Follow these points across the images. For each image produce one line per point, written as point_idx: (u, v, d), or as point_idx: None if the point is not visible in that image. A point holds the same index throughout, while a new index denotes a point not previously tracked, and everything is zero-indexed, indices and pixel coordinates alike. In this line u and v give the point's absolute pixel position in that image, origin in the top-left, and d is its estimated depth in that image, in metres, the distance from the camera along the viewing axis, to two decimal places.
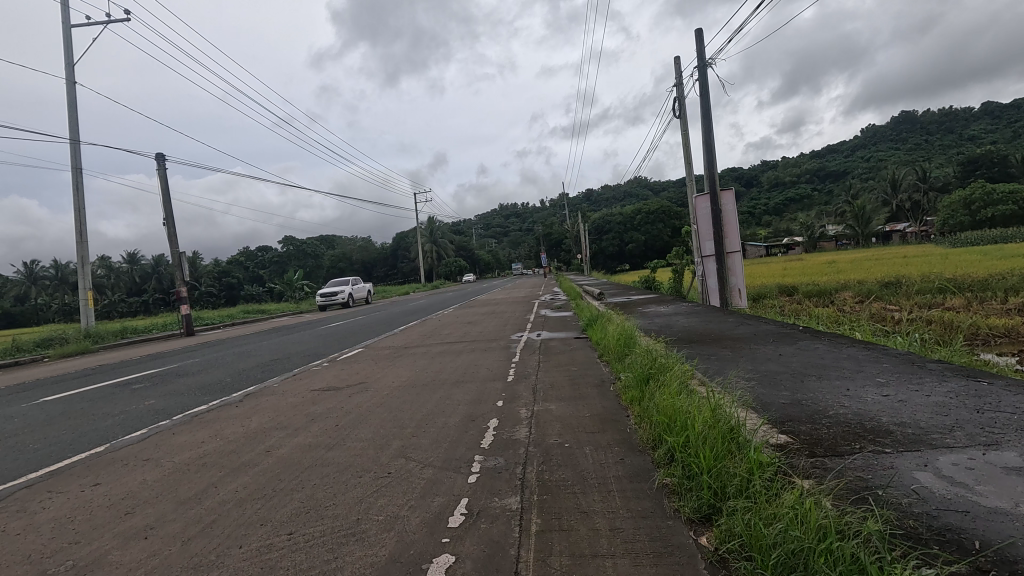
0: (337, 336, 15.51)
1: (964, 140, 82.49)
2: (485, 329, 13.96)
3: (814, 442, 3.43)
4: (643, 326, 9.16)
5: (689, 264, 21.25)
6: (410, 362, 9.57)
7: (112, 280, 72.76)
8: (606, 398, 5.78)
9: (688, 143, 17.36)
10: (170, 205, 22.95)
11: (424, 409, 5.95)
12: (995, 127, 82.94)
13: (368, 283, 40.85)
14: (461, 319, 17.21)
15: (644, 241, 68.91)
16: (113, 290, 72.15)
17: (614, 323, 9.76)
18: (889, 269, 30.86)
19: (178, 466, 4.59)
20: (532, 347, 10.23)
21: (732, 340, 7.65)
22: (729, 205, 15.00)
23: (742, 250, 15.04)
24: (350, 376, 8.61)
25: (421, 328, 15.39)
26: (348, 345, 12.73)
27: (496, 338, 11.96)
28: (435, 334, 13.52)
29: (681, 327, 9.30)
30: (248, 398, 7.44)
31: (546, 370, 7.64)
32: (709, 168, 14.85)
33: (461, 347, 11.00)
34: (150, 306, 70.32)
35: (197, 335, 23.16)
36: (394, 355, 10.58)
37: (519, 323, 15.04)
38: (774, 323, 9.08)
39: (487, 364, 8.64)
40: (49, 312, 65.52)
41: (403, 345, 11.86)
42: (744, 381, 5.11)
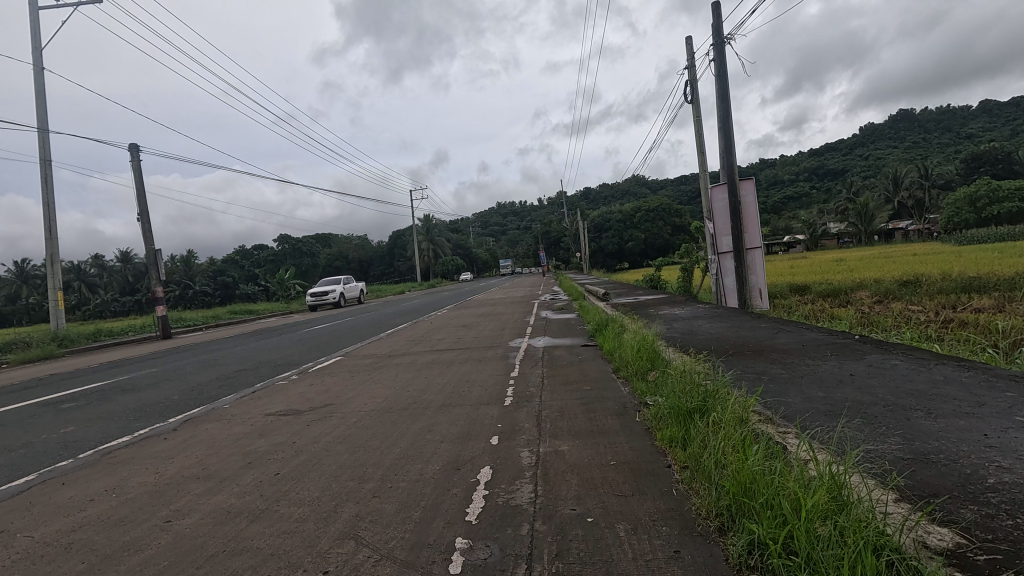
0: (317, 341, 14.13)
1: (965, 137, 81.66)
2: (480, 333, 12.57)
3: (1014, 555, 2.06)
4: (666, 333, 7.79)
5: (699, 261, 19.91)
6: (391, 376, 8.17)
7: (105, 279, 71.62)
8: (634, 435, 4.39)
9: (700, 131, 16.01)
10: (145, 200, 21.55)
11: (395, 448, 4.55)
12: (995, 125, 82.14)
13: (361, 283, 39.51)
14: (454, 322, 15.83)
15: (644, 239, 67.65)
16: (105, 289, 71.00)
17: (630, 329, 8.40)
18: (902, 267, 29.65)
19: (32, 549, 3.19)
20: (534, 357, 8.84)
21: (779, 353, 6.26)
22: (749, 197, 13.63)
23: (763, 246, 13.69)
24: (318, 395, 7.21)
25: (410, 331, 14.00)
26: (326, 353, 11.33)
27: (492, 345, 10.56)
28: (424, 340, 12.13)
29: (708, 335, 7.94)
30: (186, 425, 6.03)
31: (553, 390, 6.23)
32: (727, 156, 13.48)
33: (452, 356, 9.60)
34: (143, 305, 69.06)
35: (175, 337, 21.75)
36: (376, 366, 9.21)
37: (519, 326, 13.63)
38: (818, 330, 7.72)
39: (481, 379, 7.24)
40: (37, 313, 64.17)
41: (386, 354, 10.45)
42: (831, 421, 3.70)
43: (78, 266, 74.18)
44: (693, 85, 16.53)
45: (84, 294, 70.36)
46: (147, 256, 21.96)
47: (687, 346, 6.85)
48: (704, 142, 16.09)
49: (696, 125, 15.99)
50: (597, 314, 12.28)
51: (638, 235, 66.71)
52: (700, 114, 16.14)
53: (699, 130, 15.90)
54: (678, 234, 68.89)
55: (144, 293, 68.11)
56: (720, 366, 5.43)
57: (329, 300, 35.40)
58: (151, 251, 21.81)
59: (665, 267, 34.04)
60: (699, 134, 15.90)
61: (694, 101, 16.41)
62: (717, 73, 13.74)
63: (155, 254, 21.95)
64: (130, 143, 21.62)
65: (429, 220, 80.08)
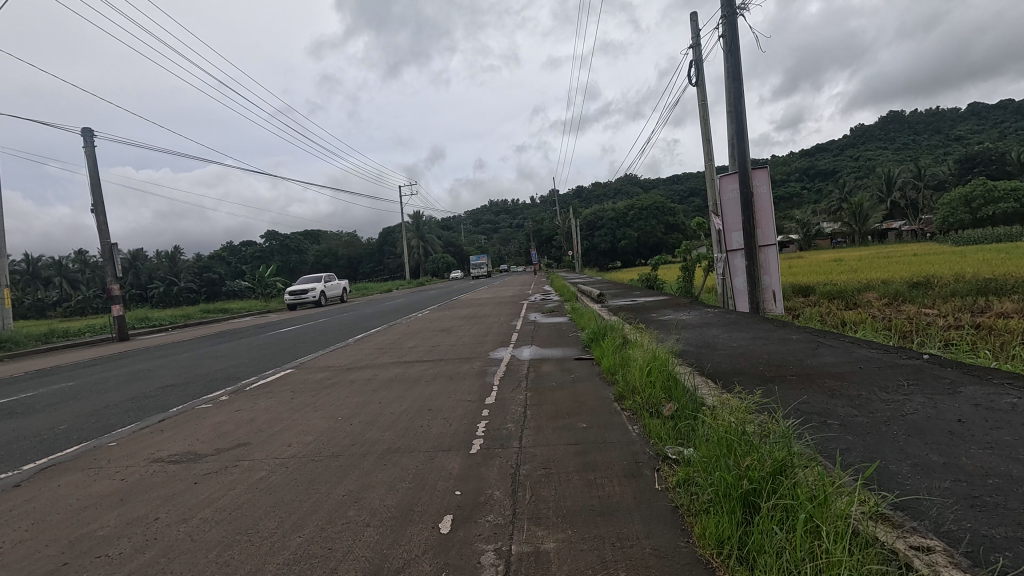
0: (277, 347, 12.53)
1: (956, 138, 81.35)
2: (459, 341, 10.99)
3: None
4: (680, 348, 6.30)
5: (701, 260, 18.51)
6: (340, 398, 6.60)
7: (87, 275, 69.65)
8: (658, 526, 2.86)
9: (706, 116, 14.51)
10: (100, 190, 19.79)
11: (291, 542, 2.97)
12: (985, 126, 81.84)
13: (344, 280, 37.85)
14: (434, 326, 14.21)
15: (637, 238, 66.34)
16: (86, 286, 68.88)
17: (636, 340, 6.91)
18: (905, 267, 28.49)
19: None
20: (517, 375, 7.27)
21: (835, 380, 4.76)
22: (763, 188, 12.17)
23: (778, 243, 12.30)
24: (236, 428, 5.59)
25: (381, 337, 12.46)
26: (279, 364, 9.71)
27: (470, 357, 8.99)
28: (393, 349, 10.53)
29: (733, 350, 6.40)
30: (38, 476, 4.43)
31: (538, 430, 4.67)
32: (739, 142, 12.00)
33: (421, 370, 8.06)
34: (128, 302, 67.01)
35: (132, 340, 20.03)
36: (328, 384, 7.62)
37: (504, 332, 12.12)
38: (867, 344, 6.26)
39: (449, 407, 5.71)
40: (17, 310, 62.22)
41: (345, 367, 8.84)
42: (999, 535, 2.17)
43: (56, 261, 71.86)
44: (697, 67, 15.01)
45: (62, 291, 68.07)
46: (102, 251, 20.25)
47: (712, 370, 5.32)
48: (709, 129, 14.61)
49: (701, 111, 14.51)
50: (594, 319, 10.81)
51: (631, 233, 65.29)
52: (705, 97, 14.64)
53: (705, 115, 14.39)
54: (672, 232, 67.70)
55: (126, 291, 66.12)
56: (769, 408, 3.92)
57: (309, 298, 33.65)
58: (105, 246, 20.09)
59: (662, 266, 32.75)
60: (705, 120, 14.40)
61: (699, 84, 14.92)
62: (727, 50, 12.26)
63: (110, 249, 20.22)
64: (83, 128, 19.87)
65: (418, 216, 78.35)
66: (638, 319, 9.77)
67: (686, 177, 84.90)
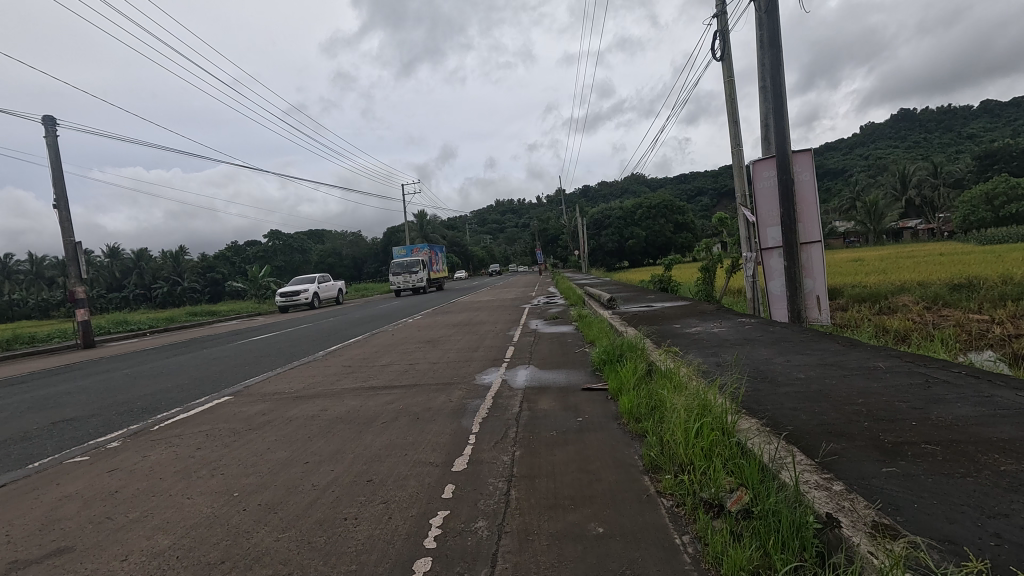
0: (236, 360, 10.76)
1: (966, 137, 79.38)
2: (444, 357, 9.18)
3: None
4: (736, 385, 4.43)
5: (723, 260, 16.62)
6: (257, 451, 4.78)
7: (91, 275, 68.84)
8: None
9: (731, 95, 12.62)
10: (62, 183, 18.09)
11: None
12: (997, 124, 79.68)
13: (339, 281, 36.29)
14: (419, 336, 12.40)
15: (645, 237, 64.25)
16: (92, 285, 68.15)
17: (669, 369, 5.05)
18: (936, 268, 26.46)
19: None
20: (506, 414, 5.43)
21: (1013, 458, 2.89)
22: (806, 175, 10.26)
23: (823, 240, 10.38)
24: (82, 508, 3.76)
25: (356, 349, 10.68)
26: (220, 387, 7.90)
27: (450, 382, 7.13)
28: (362, 368, 8.68)
29: (808, 390, 4.52)
30: None
31: (525, 544, 2.83)
32: (778, 119, 10.10)
33: (385, 403, 6.23)
34: (131, 302, 65.98)
35: (98, 347, 18.34)
36: (260, 422, 5.80)
37: (499, 344, 10.32)
38: (1001, 380, 4.37)
39: (399, 477, 3.89)
40: (18, 310, 61.34)
41: (293, 396, 7.00)
42: None
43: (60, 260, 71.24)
44: (722, 38, 13.07)
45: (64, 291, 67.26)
46: (64, 249, 18.55)
47: (797, 432, 3.45)
48: (736, 109, 12.69)
49: (726, 88, 12.61)
50: (606, 332, 8.98)
51: (638, 232, 63.24)
52: (732, 73, 12.74)
53: (731, 93, 12.49)
54: (681, 231, 65.80)
55: (130, 291, 65.20)
56: (968, 554, 2.08)
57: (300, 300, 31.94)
58: (69, 245, 18.39)
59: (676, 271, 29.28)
60: (732, 99, 12.49)
61: (724, 58, 13.02)
62: (764, 10, 10.33)
63: (74, 248, 18.51)
64: (43, 115, 18.17)
65: (421, 216, 76.68)
66: (660, 335, 7.91)
67: (693, 176, 82.76)
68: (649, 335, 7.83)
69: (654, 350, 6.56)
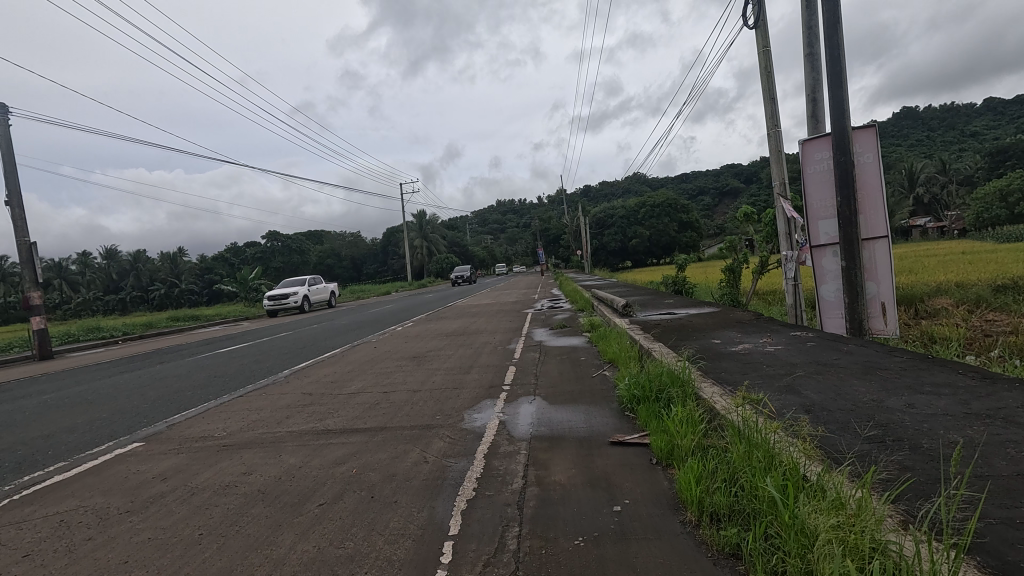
0: (185, 382, 8.99)
1: (973, 134, 77.71)
2: (429, 381, 7.44)
3: None
4: (888, 474, 2.69)
5: (749, 260, 14.88)
6: (103, 569, 2.98)
7: (86, 278, 67.49)
8: None
9: (766, 68, 10.89)
10: (15, 177, 16.33)
11: None
12: (1002, 121, 78.09)
13: (332, 284, 34.61)
14: (406, 350, 10.64)
15: (650, 236, 62.51)
16: (88, 288, 66.87)
17: (753, 431, 3.30)
18: (965, 268, 24.66)
19: None
20: (504, 488, 3.67)
21: None
22: (868, 156, 8.47)
23: (889, 235, 8.54)
24: None
25: (327, 369, 8.95)
26: (137, 427, 6.12)
27: (431, 425, 5.34)
28: (325, 398, 6.90)
29: (1003, 474, 2.74)
30: None
31: None
32: (836, 87, 8.31)
33: (335, 461, 4.48)
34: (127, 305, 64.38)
35: (55, 358, 16.56)
36: (147, 496, 4.03)
37: (497, 361, 8.59)
38: None
39: None
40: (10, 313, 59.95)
41: (218, 447, 5.21)
42: None
43: (58, 263, 70.09)
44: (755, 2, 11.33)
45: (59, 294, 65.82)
46: (18, 250, 16.79)
47: None
48: (773, 84, 10.96)
49: (760, 61, 10.89)
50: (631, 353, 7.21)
51: (642, 232, 61.60)
52: (767, 42, 11.00)
53: (766, 66, 10.78)
54: (686, 230, 64.08)
55: (127, 293, 63.64)
56: None
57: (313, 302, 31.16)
58: (24, 246, 16.66)
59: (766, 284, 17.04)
60: (767, 72, 10.78)
61: (758, 25, 11.26)
62: None
63: (29, 249, 16.79)
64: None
65: (420, 216, 75.06)
66: (706, 358, 6.12)
67: (696, 175, 81.22)
68: (692, 358, 6.04)
69: (708, 387, 4.81)
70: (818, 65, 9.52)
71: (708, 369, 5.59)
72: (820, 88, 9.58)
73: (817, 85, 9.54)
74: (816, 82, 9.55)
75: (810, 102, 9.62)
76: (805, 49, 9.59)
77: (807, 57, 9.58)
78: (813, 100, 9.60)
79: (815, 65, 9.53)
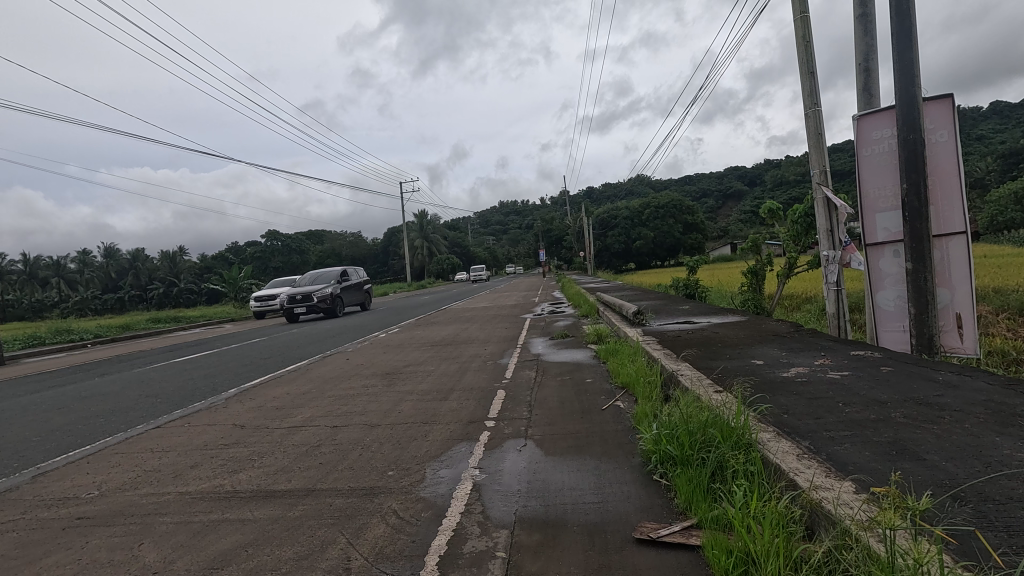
0: (111, 403, 7.48)
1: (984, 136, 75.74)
2: (394, 410, 5.90)
3: None
4: None
5: (774, 262, 13.34)
6: None
7: (84, 276, 66.48)
8: None
9: (804, 37, 9.32)
10: None
11: None
12: (1014, 123, 76.17)
13: (325, 284, 33.21)
14: (381, 363, 9.13)
15: (654, 237, 60.96)
16: (85, 287, 65.79)
17: None
18: (994, 272, 22.96)
19: None
20: None
21: None
22: (940, 135, 6.88)
23: (966, 231, 6.90)
24: None
25: (279, 390, 7.44)
26: None
27: (375, 492, 3.75)
28: (258, 434, 5.35)
29: None
30: None
31: None
32: (904, 48, 6.71)
33: (206, 565, 2.88)
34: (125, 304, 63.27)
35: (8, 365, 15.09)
36: None
37: (483, 382, 7.07)
38: None
39: None
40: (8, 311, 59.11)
41: (71, 519, 3.65)
42: None
43: (56, 261, 69.10)
44: None
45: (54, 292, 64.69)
46: None
47: None
48: (812, 56, 9.39)
49: (797, 29, 9.35)
50: (654, 382, 5.60)
51: (646, 232, 60.05)
52: (804, 7, 9.44)
53: (804, 35, 9.23)
54: (692, 231, 62.54)
55: (124, 292, 62.51)
56: None
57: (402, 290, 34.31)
58: None
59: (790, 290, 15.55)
60: (805, 42, 9.23)
61: None
62: None
63: None
64: None
65: (420, 216, 73.62)
66: (759, 394, 4.50)
67: (701, 176, 79.61)
68: (743, 394, 4.43)
69: (782, 452, 3.24)
70: (872, 28, 7.95)
71: (770, 412, 4.00)
72: (874, 56, 8.00)
73: (871, 51, 7.96)
74: (869, 48, 7.97)
75: (862, 73, 8.04)
76: (856, 9, 8.03)
77: (859, 18, 8.02)
78: (865, 71, 8.03)
79: (869, 28, 7.95)
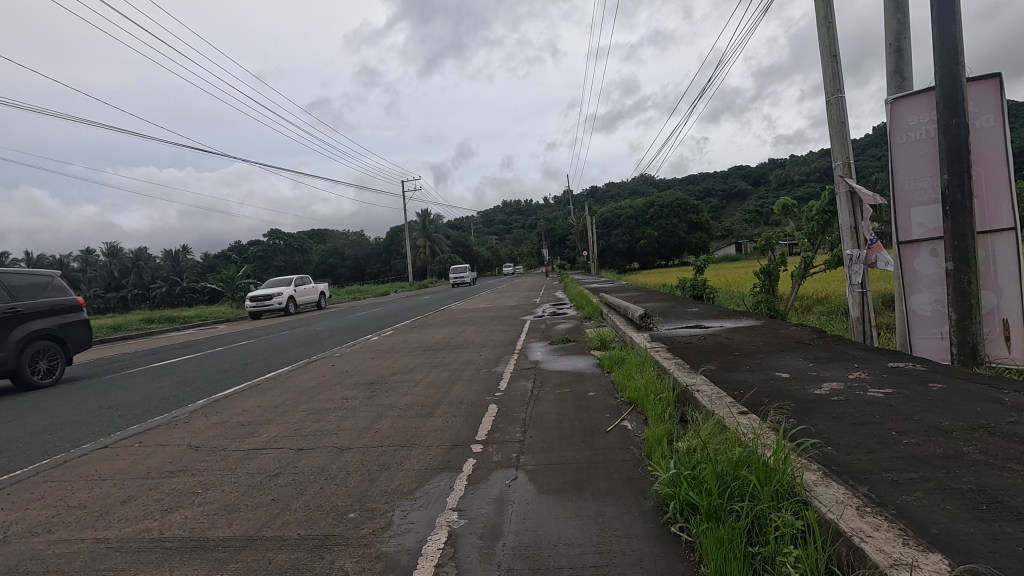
0: (66, 415, 6.79)
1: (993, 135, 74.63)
2: (371, 429, 5.21)
3: None
4: None
5: (788, 262, 12.62)
6: None
7: (87, 275, 66.26)
8: None
9: (826, 17, 8.58)
10: None
11: None
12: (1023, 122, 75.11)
13: (324, 284, 32.58)
14: (367, 371, 8.44)
15: (658, 237, 60.16)
16: (88, 285, 65.53)
17: None
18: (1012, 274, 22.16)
19: None
20: None
21: None
22: (985, 122, 6.15)
23: (1012, 228, 6.16)
24: None
25: (251, 402, 6.75)
26: None
27: (329, 544, 3.05)
28: (211, 459, 4.65)
29: None
30: None
31: None
32: (947, 22, 5.95)
33: None
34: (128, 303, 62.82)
35: None
36: None
37: (474, 394, 6.37)
38: None
39: None
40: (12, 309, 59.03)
41: None
42: None
43: (58, 260, 68.82)
44: None
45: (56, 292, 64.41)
46: None
47: None
48: (834, 38, 8.65)
49: (819, 8, 8.61)
50: (668, 402, 4.87)
51: (650, 232, 59.28)
52: None
53: (826, 16, 8.50)
54: (697, 230, 61.73)
55: (126, 291, 62.12)
56: None
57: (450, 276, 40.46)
58: None
59: (804, 293, 14.83)
60: (828, 23, 8.50)
61: None
62: None
63: None
64: None
65: (422, 215, 72.91)
66: (795, 421, 3.76)
67: (705, 175, 78.77)
68: (777, 422, 3.69)
69: (843, 509, 2.52)
70: (904, 4, 7.21)
71: (816, 448, 3.26)
72: (906, 35, 7.25)
73: (903, 30, 7.22)
74: (901, 26, 7.22)
75: (892, 54, 7.30)
76: None
77: None
78: (896, 51, 7.29)
79: (901, 4, 7.21)
